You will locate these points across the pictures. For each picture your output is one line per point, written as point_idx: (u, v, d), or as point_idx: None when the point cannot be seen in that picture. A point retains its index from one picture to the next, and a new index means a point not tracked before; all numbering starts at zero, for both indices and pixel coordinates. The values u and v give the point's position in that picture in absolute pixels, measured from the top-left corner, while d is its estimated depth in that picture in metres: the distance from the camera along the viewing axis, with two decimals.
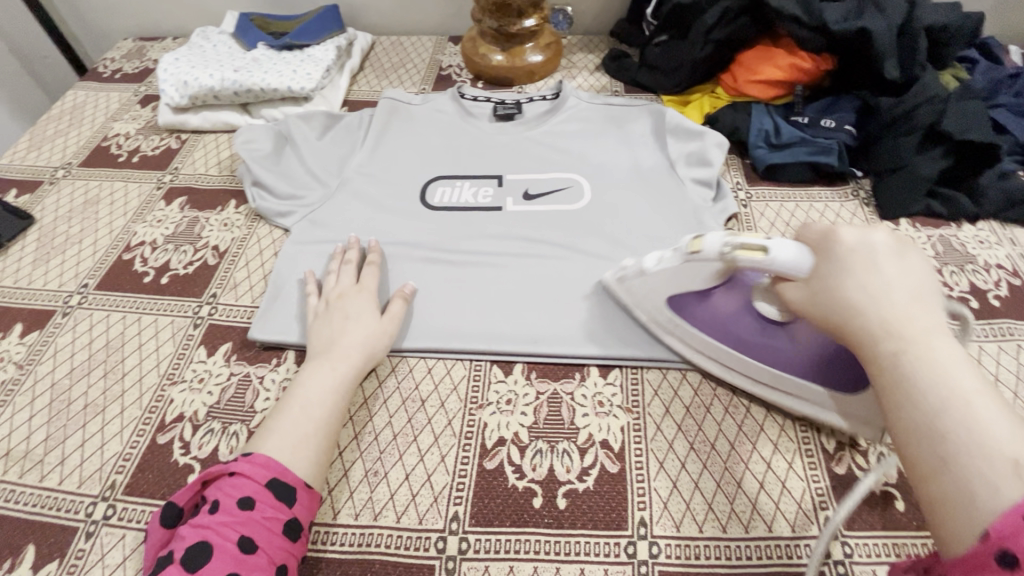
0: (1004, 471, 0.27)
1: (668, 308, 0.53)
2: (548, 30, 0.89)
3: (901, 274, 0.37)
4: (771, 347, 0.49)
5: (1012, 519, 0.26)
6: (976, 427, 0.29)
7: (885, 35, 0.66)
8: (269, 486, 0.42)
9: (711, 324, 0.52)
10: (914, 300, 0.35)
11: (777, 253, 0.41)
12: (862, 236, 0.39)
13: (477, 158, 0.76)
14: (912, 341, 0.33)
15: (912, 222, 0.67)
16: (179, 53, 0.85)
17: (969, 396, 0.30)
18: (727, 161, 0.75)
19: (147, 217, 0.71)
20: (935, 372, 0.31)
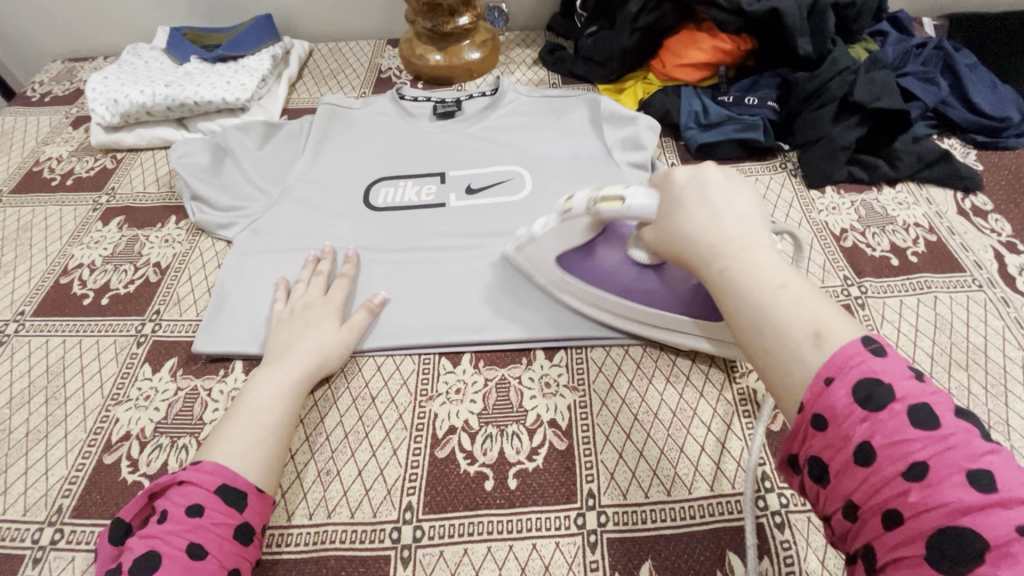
0: (804, 342, 0.34)
1: (559, 267, 0.58)
2: (483, 28, 0.91)
3: (726, 201, 0.44)
4: (647, 290, 0.54)
5: (813, 388, 0.32)
6: (784, 313, 0.36)
7: (795, 14, 0.69)
8: (218, 492, 0.42)
9: (594, 276, 0.56)
10: (738, 220, 0.43)
11: (631, 200, 0.47)
12: (692, 174, 0.47)
13: (420, 157, 0.77)
14: (734, 254, 0.40)
15: (836, 189, 0.71)
16: (109, 72, 0.83)
17: (780, 288, 0.37)
18: (662, 143, 0.78)
19: (84, 239, 0.70)
20: (756, 274, 0.38)
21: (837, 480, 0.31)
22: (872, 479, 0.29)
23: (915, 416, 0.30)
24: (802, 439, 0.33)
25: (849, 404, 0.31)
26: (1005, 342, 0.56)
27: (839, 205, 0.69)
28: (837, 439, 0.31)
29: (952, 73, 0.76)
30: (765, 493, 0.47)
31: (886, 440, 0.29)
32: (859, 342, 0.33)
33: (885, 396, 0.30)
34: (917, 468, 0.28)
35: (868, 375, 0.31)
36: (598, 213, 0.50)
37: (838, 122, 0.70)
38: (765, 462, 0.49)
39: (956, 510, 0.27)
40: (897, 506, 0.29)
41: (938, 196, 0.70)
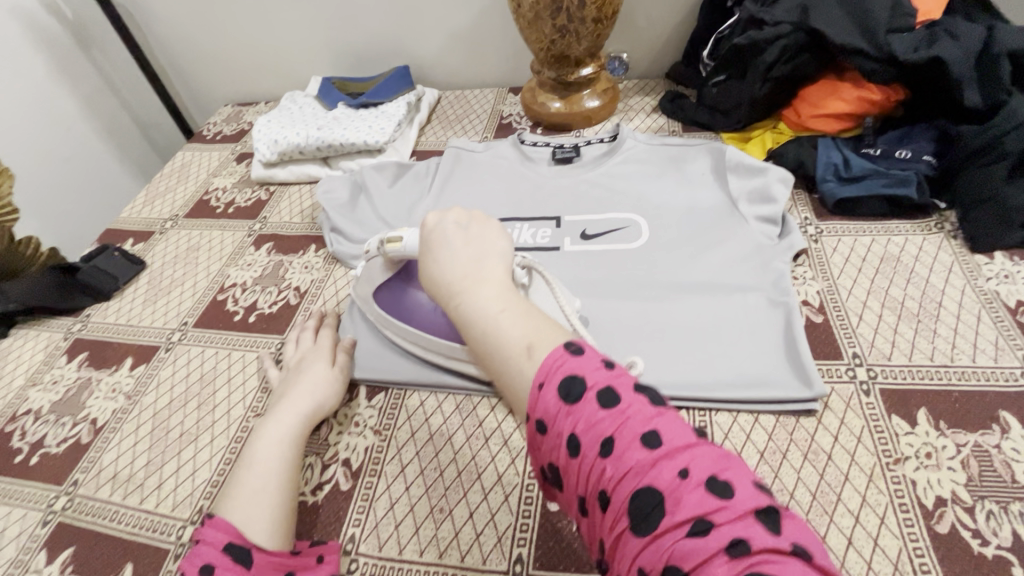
0: (521, 356, 0.39)
1: (376, 307, 0.62)
2: (604, 77, 0.92)
3: (466, 240, 0.48)
4: (433, 320, 0.57)
5: (531, 395, 0.36)
6: (503, 334, 0.40)
7: (962, 63, 0.63)
8: (226, 549, 0.43)
9: (399, 310, 0.60)
10: (473, 256, 0.46)
11: (406, 238, 0.54)
12: (438, 223, 0.50)
13: (538, 202, 0.79)
14: (467, 288, 0.44)
15: (1009, 255, 0.63)
16: (271, 115, 0.95)
17: (498, 314, 0.41)
18: (793, 196, 0.73)
19: (239, 261, 0.79)
20: (481, 303, 0.42)
21: (566, 478, 0.35)
22: (583, 468, 0.33)
23: (603, 399, 0.34)
24: (537, 447, 0.36)
25: (555, 402, 0.35)
26: None
27: (1014, 273, 0.61)
28: (554, 438, 0.35)
29: None
30: None
31: (584, 427, 0.33)
32: (563, 348, 0.37)
33: (580, 389, 0.35)
34: (608, 445, 0.32)
35: (569, 375, 0.35)
36: (388, 253, 0.56)
37: (1015, 182, 0.61)
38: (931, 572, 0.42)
39: (637, 472, 0.31)
40: (605, 486, 0.32)
41: None
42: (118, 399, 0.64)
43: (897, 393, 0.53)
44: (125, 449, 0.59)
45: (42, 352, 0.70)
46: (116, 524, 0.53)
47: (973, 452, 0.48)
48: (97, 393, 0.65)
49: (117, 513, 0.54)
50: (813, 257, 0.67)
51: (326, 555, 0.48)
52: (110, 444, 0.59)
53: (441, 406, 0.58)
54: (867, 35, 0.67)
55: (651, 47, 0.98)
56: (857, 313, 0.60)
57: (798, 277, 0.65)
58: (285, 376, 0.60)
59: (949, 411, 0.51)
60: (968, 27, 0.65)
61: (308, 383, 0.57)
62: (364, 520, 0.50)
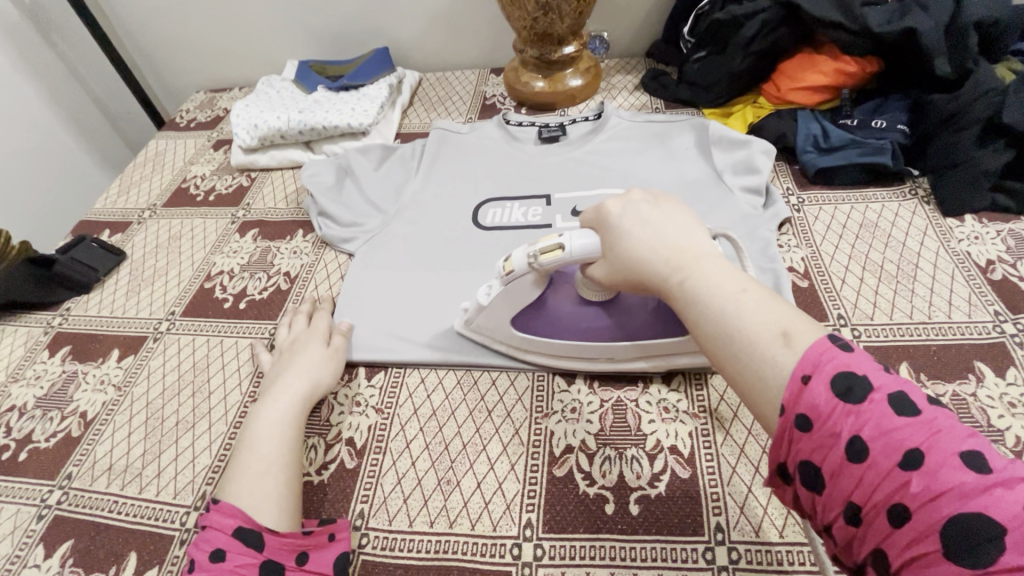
0: (773, 343, 0.35)
1: (516, 332, 0.56)
2: (586, 56, 0.93)
3: (670, 222, 0.45)
4: (589, 328, 0.54)
5: (792, 388, 0.32)
6: (746, 319, 0.36)
7: (932, 34, 0.65)
8: (235, 535, 0.42)
9: (550, 328, 0.55)
10: (689, 237, 0.44)
11: (572, 243, 0.48)
12: (631, 202, 0.48)
13: (526, 181, 0.79)
14: (689, 268, 0.41)
15: (978, 218, 0.66)
16: (248, 100, 0.93)
17: (739, 296, 0.38)
18: (775, 168, 0.75)
19: (224, 248, 0.77)
20: (716, 285, 0.39)
21: (832, 485, 0.30)
22: (869, 475, 0.29)
23: (897, 405, 0.30)
24: (788, 445, 0.32)
25: (830, 398, 0.31)
26: None
27: (982, 234, 0.64)
28: (824, 438, 0.31)
29: None
30: None
31: (874, 432, 0.29)
32: (828, 338, 0.34)
33: (863, 388, 0.31)
34: (912, 457, 0.28)
35: (843, 369, 0.32)
36: (545, 266, 0.49)
37: (983, 147, 0.64)
38: None
39: (960, 493, 0.27)
40: (902, 501, 0.28)
41: None
42: (108, 390, 0.62)
43: (881, 350, 0.56)
44: (119, 440, 0.57)
45: (22, 347, 0.68)
46: (116, 515, 0.52)
47: (952, 400, 0.51)
48: (84, 386, 0.63)
49: (116, 504, 0.53)
50: (796, 225, 0.69)
51: (336, 533, 0.46)
52: (103, 436, 0.58)
53: (442, 382, 0.59)
54: (843, 8, 0.69)
55: (631, 26, 0.98)
56: (840, 277, 0.63)
57: (783, 245, 0.67)
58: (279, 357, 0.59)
59: (928, 363, 0.54)
60: None
61: (303, 363, 0.56)
62: (372, 496, 0.51)
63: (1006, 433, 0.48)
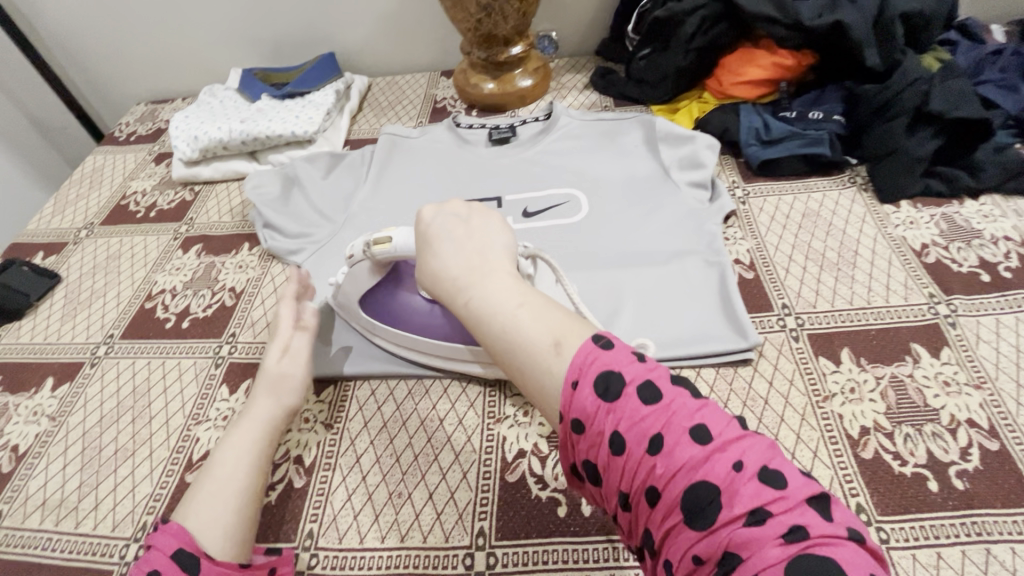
0: (547, 353, 0.37)
1: (364, 312, 0.59)
2: (535, 56, 0.93)
3: (465, 232, 0.46)
4: (432, 324, 0.56)
5: (564, 394, 0.36)
6: (525, 333, 0.39)
7: (861, 26, 0.67)
8: (174, 557, 0.41)
9: (390, 314, 0.57)
10: (477, 251, 0.45)
11: (397, 238, 0.50)
12: (435, 214, 0.48)
13: (478, 184, 0.79)
14: (478, 286, 0.42)
15: (913, 203, 0.68)
16: (188, 111, 0.90)
17: (517, 310, 0.40)
18: (721, 161, 0.77)
19: (166, 266, 0.74)
20: (499, 300, 0.41)
21: (608, 477, 0.34)
22: (628, 465, 0.33)
23: (644, 396, 0.34)
24: (571, 447, 0.36)
25: (595, 400, 0.34)
26: None
27: (917, 219, 0.66)
28: (595, 437, 0.34)
29: None
30: None
31: (627, 425, 0.33)
32: (591, 340, 0.37)
33: (619, 385, 0.34)
34: (656, 442, 0.32)
35: (604, 370, 0.35)
36: (377, 256, 0.52)
37: (914, 134, 0.66)
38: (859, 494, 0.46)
39: (690, 467, 0.31)
40: (653, 483, 0.32)
41: None
42: (41, 422, 0.59)
43: (823, 336, 0.57)
44: (53, 473, 0.55)
45: None
46: (51, 552, 0.49)
47: (890, 383, 0.53)
48: (16, 419, 0.60)
49: (51, 540, 0.50)
50: (742, 218, 0.70)
51: (280, 566, 0.45)
52: (35, 469, 0.55)
53: (394, 393, 0.58)
54: (776, 3, 0.71)
55: (579, 25, 0.99)
56: (784, 267, 0.64)
57: (729, 238, 0.68)
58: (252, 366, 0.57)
59: (867, 347, 0.55)
60: None
61: (268, 380, 0.53)
62: (321, 514, 0.49)
63: (942, 412, 0.50)
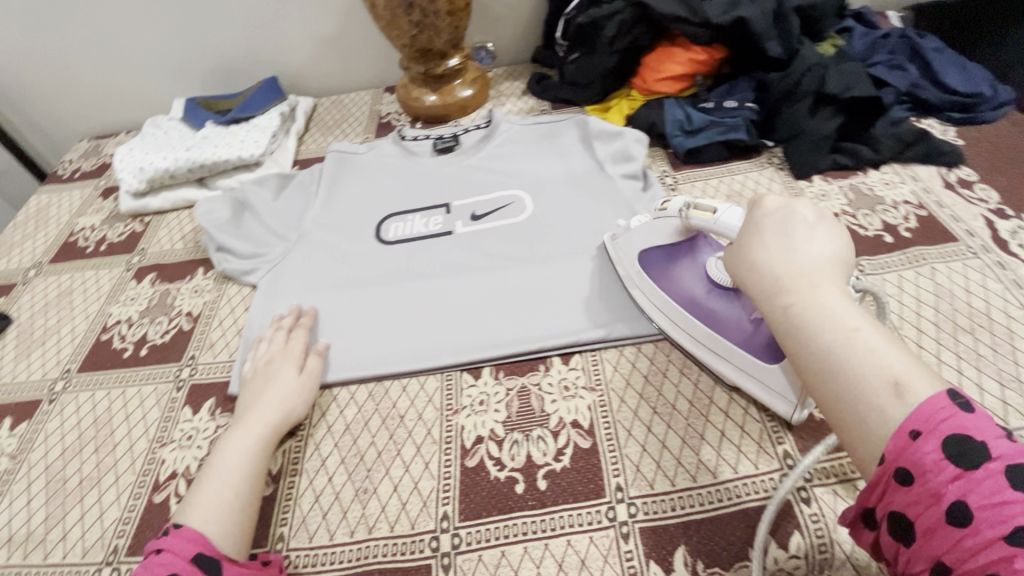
0: (884, 394, 0.33)
1: (637, 261, 0.61)
2: (472, 66, 0.97)
3: (804, 233, 0.43)
4: (711, 309, 0.55)
5: (897, 442, 0.31)
6: (856, 363, 0.35)
7: (760, 20, 0.73)
8: (195, 561, 0.42)
9: (662, 276, 0.59)
10: (808, 255, 0.41)
11: (722, 215, 0.50)
12: (785, 205, 0.45)
13: (425, 192, 0.82)
14: (802, 293, 0.39)
15: (824, 177, 0.74)
16: (132, 143, 0.90)
17: (852, 334, 0.36)
18: (651, 153, 0.82)
19: (120, 297, 0.75)
20: (828, 321, 0.37)
21: (924, 541, 0.30)
22: (968, 541, 0.28)
23: (1015, 478, 0.28)
24: (884, 495, 0.32)
25: (945, 462, 0.29)
26: (1007, 303, 0.58)
27: (828, 191, 0.72)
28: (926, 495, 0.30)
29: (920, 58, 0.81)
30: (788, 471, 0.49)
31: (984, 501, 0.28)
32: (943, 393, 0.32)
33: (981, 454, 0.29)
34: (1021, 532, 0.26)
35: (958, 431, 0.30)
36: (691, 222, 0.54)
37: (816, 115, 0.73)
38: (785, 442, 0.51)
39: None
40: (997, 573, 0.27)
41: (923, 173, 0.73)
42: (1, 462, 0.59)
43: None
44: (19, 510, 0.55)
45: None
46: None
47: None
48: None
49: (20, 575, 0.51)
50: None
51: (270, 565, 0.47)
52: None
53: (354, 396, 0.60)
54: (685, 4, 0.77)
55: (513, 35, 1.03)
56: None
57: None
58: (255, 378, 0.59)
59: None
60: None
61: (276, 392, 0.56)
62: (291, 517, 0.51)
63: None
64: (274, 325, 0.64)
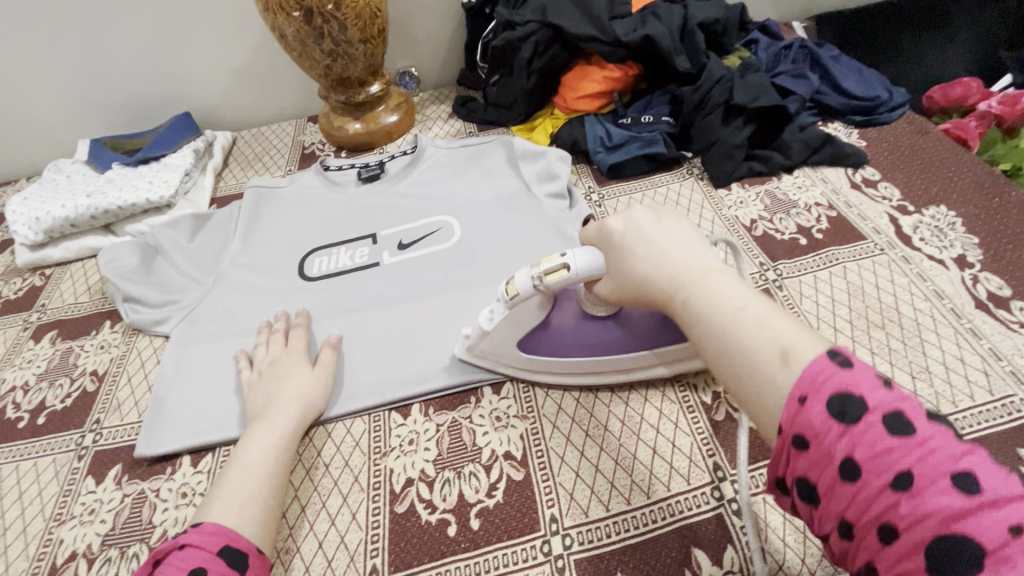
0: (774, 362, 0.35)
1: (523, 352, 0.56)
2: (395, 92, 0.95)
3: (664, 234, 0.45)
4: (617, 340, 0.53)
5: (789, 410, 0.33)
6: (750, 337, 0.36)
7: (667, 38, 0.76)
8: (220, 553, 0.42)
9: (558, 346, 0.55)
10: (683, 249, 0.44)
11: (576, 265, 0.48)
12: (627, 219, 0.47)
13: (350, 223, 0.79)
14: (692, 284, 0.41)
15: (741, 184, 0.76)
16: (29, 191, 0.84)
17: (739, 311, 0.38)
18: (577, 170, 0.82)
19: (16, 360, 0.68)
20: (719, 302, 0.39)
21: (828, 500, 0.31)
22: (862, 495, 0.29)
23: (890, 424, 0.30)
24: (786, 461, 0.33)
25: (833, 423, 0.31)
26: (913, 296, 0.60)
27: (745, 198, 0.74)
28: (821, 458, 0.31)
29: (820, 66, 0.86)
30: (719, 483, 0.48)
31: (868, 452, 0.30)
32: (825, 355, 0.33)
33: (859, 408, 0.31)
34: (902, 479, 0.29)
35: (842, 390, 0.31)
36: (549, 286, 0.49)
37: (728, 125, 0.75)
38: (715, 454, 0.50)
39: (944, 515, 0.27)
40: (891, 520, 0.28)
41: (831, 175, 0.76)
42: None
43: None
44: None
45: None
46: None
47: None
48: None
49: None
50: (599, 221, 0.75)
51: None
52: None
53: None
54: (596, 24, 0.78)
55: (436, 59, 1.03)
56: None
57: None
58: (265, 368, 0.59)
59: None
60: (667, 9, 0.78)
61: (294, 389, 0.56)
62: None
63: None
64: (263, 331, 0.64)
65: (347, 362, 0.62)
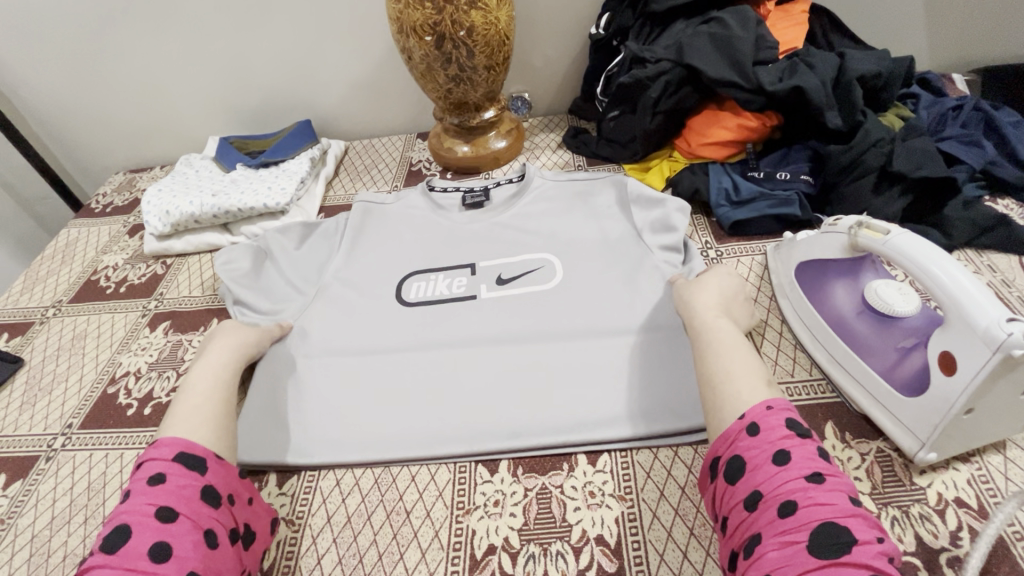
0: (754, 378, 0.47)
1: (794, 270, 0.62)
2: (507, 117, 0.94)
3: (729, 284, 0.59)
4: (857, 333, 0.54)
5: (758, 409, 0.43)
6: (741, 358, 0.49)
7: (819, 90, 0.69)
8: (177, 460, 0.46)
9: (815, 285, 0.59)
10: (732, 298, 0.58)
11: (895, 242, 0.48)
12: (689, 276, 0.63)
13: (450, 249, 0.77)
14: (721, 316, 0.54)
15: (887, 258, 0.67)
16: (162, 183, 0.90)
17: (745, 346, 0.51)
18: (693, 222, 0.77)
19: (132, 346, 0.73)
20: (734, 334, 0.52)
21: (748, 477, 0.40)
22: (783, 478, 0.39)
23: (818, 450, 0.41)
24: (733, 442, 0.43)
25: (782, 426, 0.42)
26: None
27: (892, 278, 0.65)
28: (763, 443, 0.41)
29: (996, 132, 0.74)
30: None
31: (803, 457, 0.40)
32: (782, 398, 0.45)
33: (802, 430, 0.42)
34: (817, 477, 0.38)
35: (794, 417, 0.43)
36: (860, 241, 0.52)
37: (879, 194, 0.67)
38: None
39: (832, 507, 0.37)
40: (795, 499, 0.38)
41: (1002, 263, 0.65)
42: None
43: (805, 409, 0.55)
44: None
45: None
46: None
47: (876, 459, 0.50)
48: None
49: None
50: None
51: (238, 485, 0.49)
52: None
53: (360, 481, 0.56)
54: (738, 69, 0.72)
55: (551, 88, 1.01)
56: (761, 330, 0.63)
57: None
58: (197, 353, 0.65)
59: (852, 422, 0.54)
60: (821, 58, 0.72)
61: (221, 346, 0.62)
62: None
63: (929, 492, 0.48)
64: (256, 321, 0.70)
65: (436, 401, 0.60)
